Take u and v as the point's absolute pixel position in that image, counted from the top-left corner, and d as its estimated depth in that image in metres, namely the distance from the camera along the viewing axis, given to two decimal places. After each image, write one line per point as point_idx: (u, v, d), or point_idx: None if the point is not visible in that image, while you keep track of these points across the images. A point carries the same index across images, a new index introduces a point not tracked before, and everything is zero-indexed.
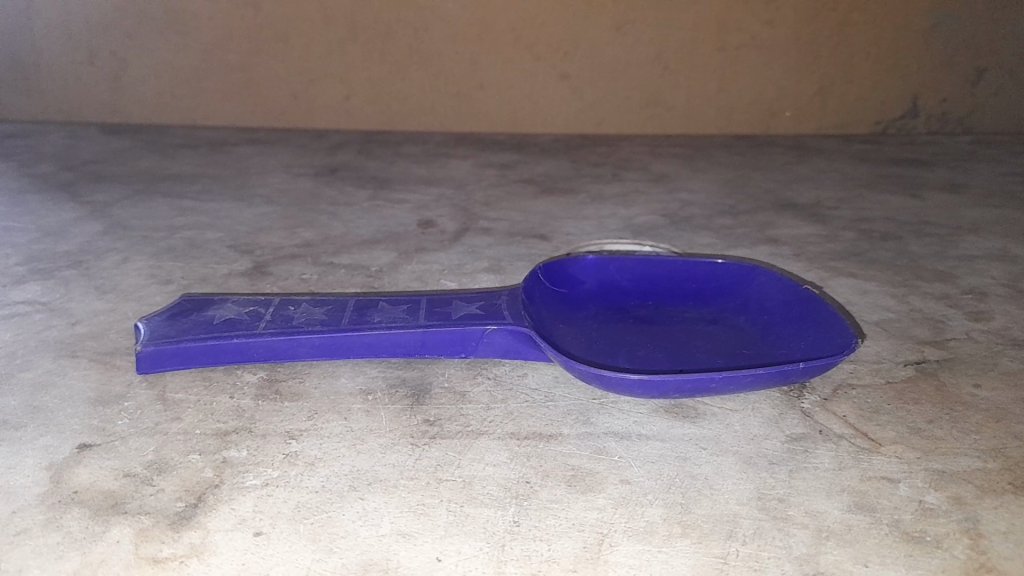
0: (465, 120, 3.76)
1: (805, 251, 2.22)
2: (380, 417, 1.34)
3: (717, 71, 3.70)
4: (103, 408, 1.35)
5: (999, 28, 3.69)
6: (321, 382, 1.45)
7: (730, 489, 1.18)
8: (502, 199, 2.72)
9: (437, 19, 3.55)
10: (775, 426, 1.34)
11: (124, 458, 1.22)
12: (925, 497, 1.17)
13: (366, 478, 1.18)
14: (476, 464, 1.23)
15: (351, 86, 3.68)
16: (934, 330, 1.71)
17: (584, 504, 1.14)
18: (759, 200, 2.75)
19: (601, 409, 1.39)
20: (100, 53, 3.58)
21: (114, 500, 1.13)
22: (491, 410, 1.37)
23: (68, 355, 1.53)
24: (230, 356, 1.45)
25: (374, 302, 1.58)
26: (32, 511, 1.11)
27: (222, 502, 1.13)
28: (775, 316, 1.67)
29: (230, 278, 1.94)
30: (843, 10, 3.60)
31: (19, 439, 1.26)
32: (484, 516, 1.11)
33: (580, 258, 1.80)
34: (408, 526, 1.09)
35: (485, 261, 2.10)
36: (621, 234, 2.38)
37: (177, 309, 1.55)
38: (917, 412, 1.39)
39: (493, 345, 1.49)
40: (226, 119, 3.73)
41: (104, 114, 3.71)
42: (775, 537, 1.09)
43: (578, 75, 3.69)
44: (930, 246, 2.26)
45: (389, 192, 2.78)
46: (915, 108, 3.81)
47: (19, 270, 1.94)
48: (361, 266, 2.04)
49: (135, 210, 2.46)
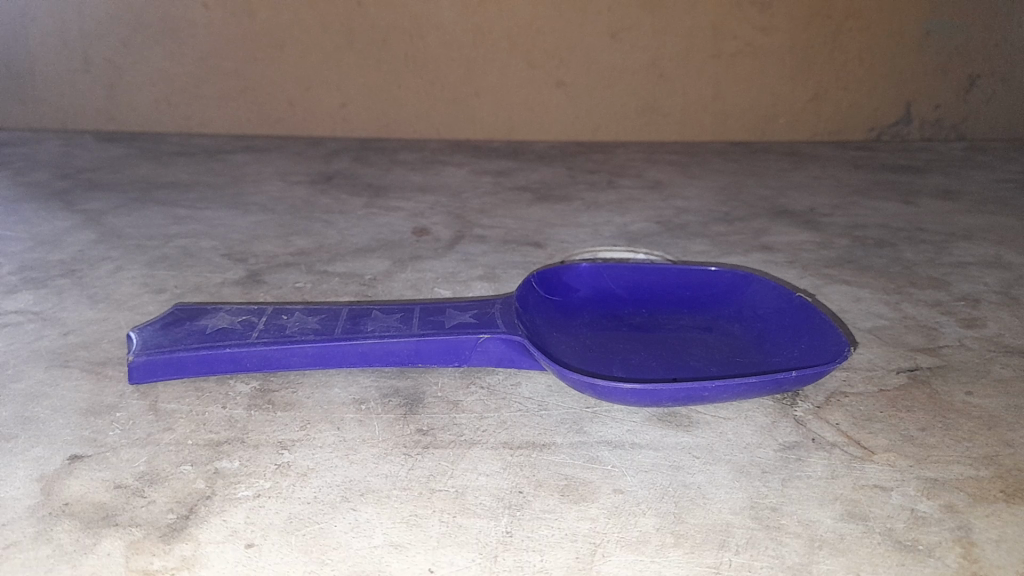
0: (461, 128, 3.77)
1: (799, 258, 2.23)
2: (374, 427, 1.34)
3: (711, 78, 3.72)
4: (95, 419, 1.35)
5: (991, 36, 3.71)
6: (314, 392, 1.45)
7: (722, 499, 1.18)
8: (497, 207, 2.72)
9: (432, 27, 3.56)
10: (769, 435, 1.34)
11: (116, 469, 1.22)
12: (917, 505, 1.17)
13: (358, 489, 1.18)
14: (469, 473, 1.22)
15: (346, 93, 3.68)
16: (928, 337, 1.72)
17: (576, 514, 1.14)
18: (754, 207, 2.76)
19: (594, 418, 1.39)
20: (95, 61, 3.59)
21: (104, 512, 1.12)
22: (485, 419, 1.37)
23: (61, 365, 1.53)
24: (223, 365, 1.45)
25: (368, 310, 1.58)
26: (22, 523, 1.10)
27: (214, 514, 1.12)
28: (768, 323, 1.68)
29: (223, 286, 1.94)
30: (837, 17, 3.62)
31: (11, 451, 1.26)
32: (477, 527, 1.11)
33: (573, 265, 1.80)
34: (401, 537, 1.09)
35: (480, 269, 2.10)
36: (616, 242, 2.39)
37: (170, 318, 1.55)
38: (910, 420, 1.39)
39: (487, 353, 1.49)
40: (222, 127, 3.73)
41: (98, 122, 3.70)
42: (768, 546, 1.08)
43: (573, 82, 3.70)
44: (923, 252, 2.27)
45: (385, 200, 2.78)
46: (909, 114, 3.82)
47: (12, 279, 1.94)
48: (356, 274, 2.04)
49: (130, 218, 2.46)
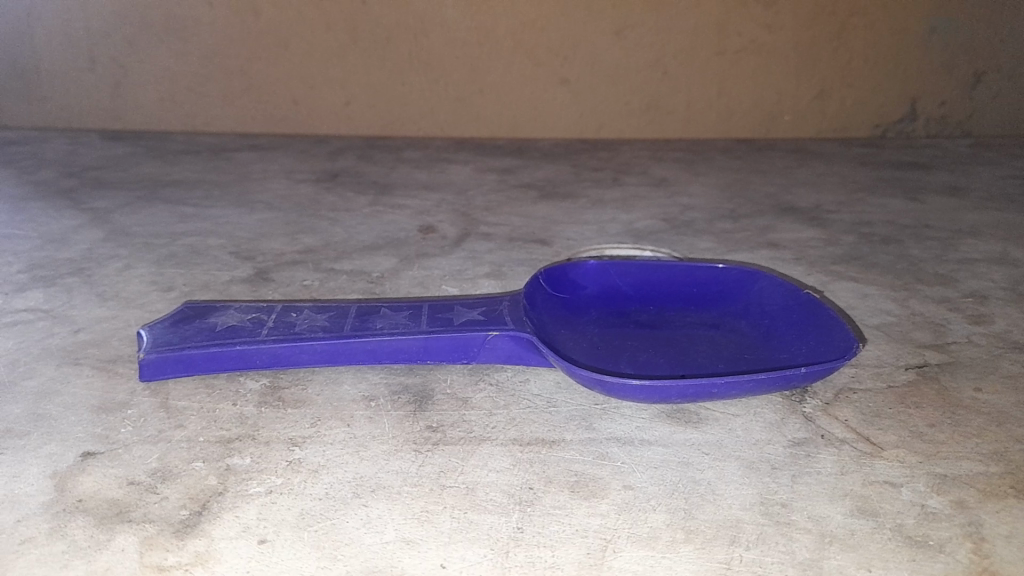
0: (466, 126, 3.78)
1: (806, 255, 2.23)
2: (384, 424, 1.35)
3: (716, 75, 3.71)
4: (106, 416, 1.36)
5: (997, 33, 3.70)
6: (324, 389, 1.46)
7: (732, 495, 1.18)
8: (502, 204, 2.72)
9: (437, 25, 3.56)
10: (778, 431, 1.34)
11: (128, 467, 1.22)
12: (927, 501, 1.17)
13: (369, 485, 1.19)
14: (479, 470, 1.23)
15: (351, 91, 3.68)
16: (935, 333, 1.71)
17: (587, 510, 1.14)
18: (759, 204, 2.76)
19: (603, 414, 1.39)
20: (100, 59, 3.59)
21: (118, 508, 1.13)
22: (494, 416, 1.38)
23: (71, 363, 1.53)
24: (233, 362, 1.45)
25: (376, 308, 1.59)
26: (36, 519, 1.11)
27: (226, 510, 1.13)
28: (776, 320, 1.68)
29: (231, 284, 1.95)
30: (842, 14, 3.61)
31: (23, 448, 1.27)
32: (489, 523, 1.11)
33: (581, 263, 1.80)
34: (412, 533, 1.09)
35: (486, 267, 2.11)
36: (621, 239, 2.39)
37: (180, 316, 1.55)
38: (918, 416, 1.39)
39: (495, 350, 1.49)
40: (227, 126, 3.74)
41: (104, 120, 3.71)
42: (778, 542, 1.09)
43: (578, 80, 3.70)
44: (930, 249, 2.27)
45: (390, 198, 2.78)
46: (914, 111, 3.82)
47: (21, 277, 1.94)
48: (362, 272, 2.05)
49: (137, 217, 2.47)
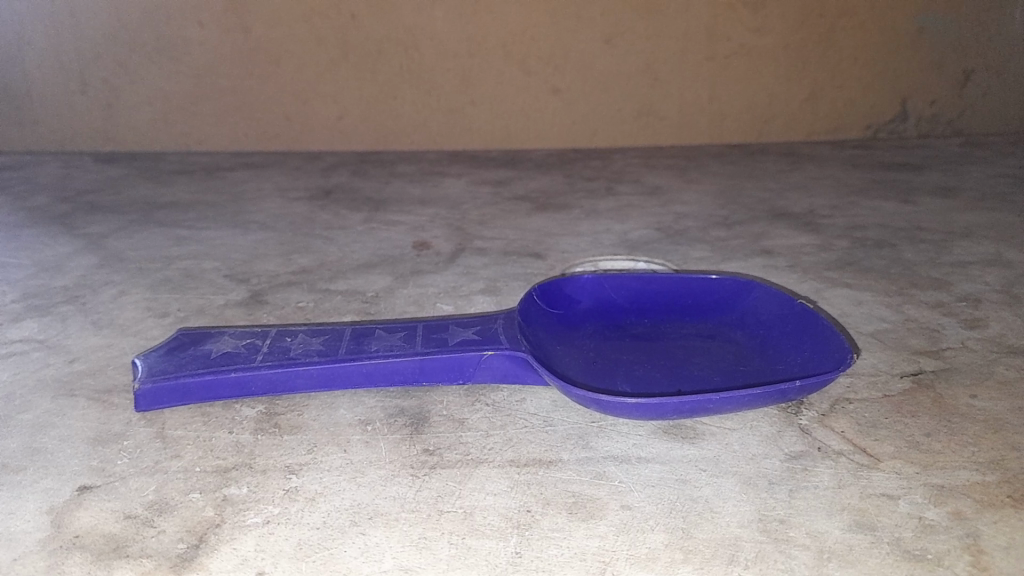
0: (458, 137, 3.78)
1: (800, 262, 2.23)
2: (380, 448, 1.35)
3: (706, 80, 3.72)
4: (103, 448, 1.35)
5: (984, 31, 3.72)
6: (320, 414, 1.45)
7: (730, 512, 1.19)
8: (497, 218, 2.73)
9: (427, 38, 3.57)
10: (774, 445, 1.34)
11: (125, 500, 1.22)
12: (925, 513, 1.17)
13: (366, 512, 1.18)
14: (477, 493, 1.23)
15: (343, 106, 3.69)
16: (930, 339, 1.72)
17: (585, 532, 1.14)
18: (753, 210, 2.76)
19: (600, 432, 1.39)
20: (92, 82, 3.60)
21: (115, 543, 1.13)
22: (491, 437, 1.38)
23: (67, 394, 1.53)
24: (229, 390, 1.45)
25: (371, 330, 1.59)
26: (32, 557, 1.10)
27: (224, 542, 1.13)
28: (771, 330, 1.68)
29: (227, 308, 1.95)
30: (829, 17, 3.63)
31: (20, 483, 1.26)
32: (486, 547, 1.11)
33: (575, 277, 1.80)
34: (410, 561, 1.09)
35: (481, 282, 2.11)
36: (616, 250, 2.39)
37: (174, 344, 1.55)
38: (915, 425, 1.39)
39: (491, 370, 1.49)
40: (220, 145, 3.74)
41: (97, 142, 3.71)
42: (776, 560, 1.09)
43: (569, 89, 3.71)
44: (923, 252, 2.28)
45: (384, 213, 2.79)
46: (904, 111, 3.83)
47: (16, 307, 1.94)
48: (358, 292, 2.05)
49: (131, 241, 2.47)
